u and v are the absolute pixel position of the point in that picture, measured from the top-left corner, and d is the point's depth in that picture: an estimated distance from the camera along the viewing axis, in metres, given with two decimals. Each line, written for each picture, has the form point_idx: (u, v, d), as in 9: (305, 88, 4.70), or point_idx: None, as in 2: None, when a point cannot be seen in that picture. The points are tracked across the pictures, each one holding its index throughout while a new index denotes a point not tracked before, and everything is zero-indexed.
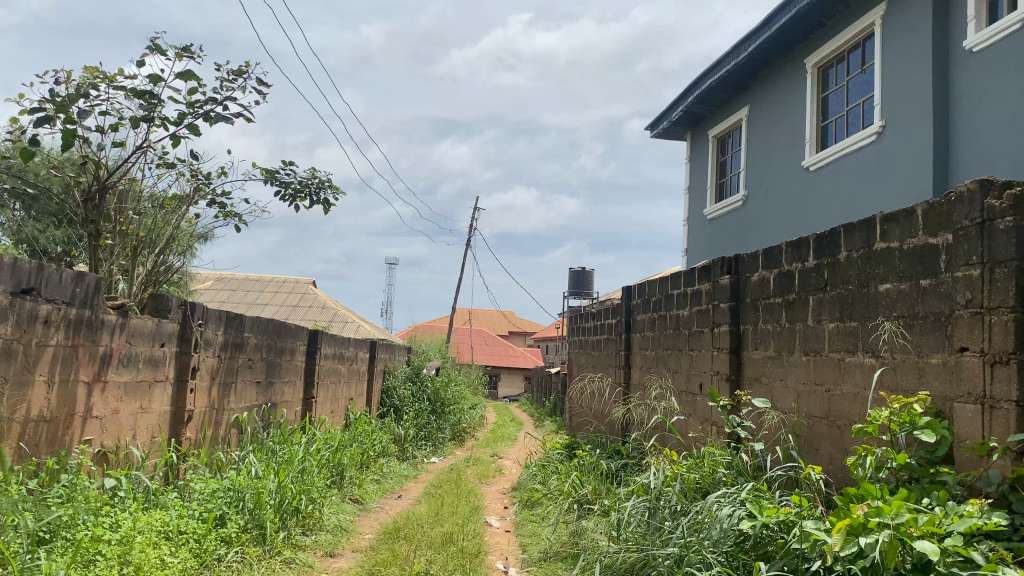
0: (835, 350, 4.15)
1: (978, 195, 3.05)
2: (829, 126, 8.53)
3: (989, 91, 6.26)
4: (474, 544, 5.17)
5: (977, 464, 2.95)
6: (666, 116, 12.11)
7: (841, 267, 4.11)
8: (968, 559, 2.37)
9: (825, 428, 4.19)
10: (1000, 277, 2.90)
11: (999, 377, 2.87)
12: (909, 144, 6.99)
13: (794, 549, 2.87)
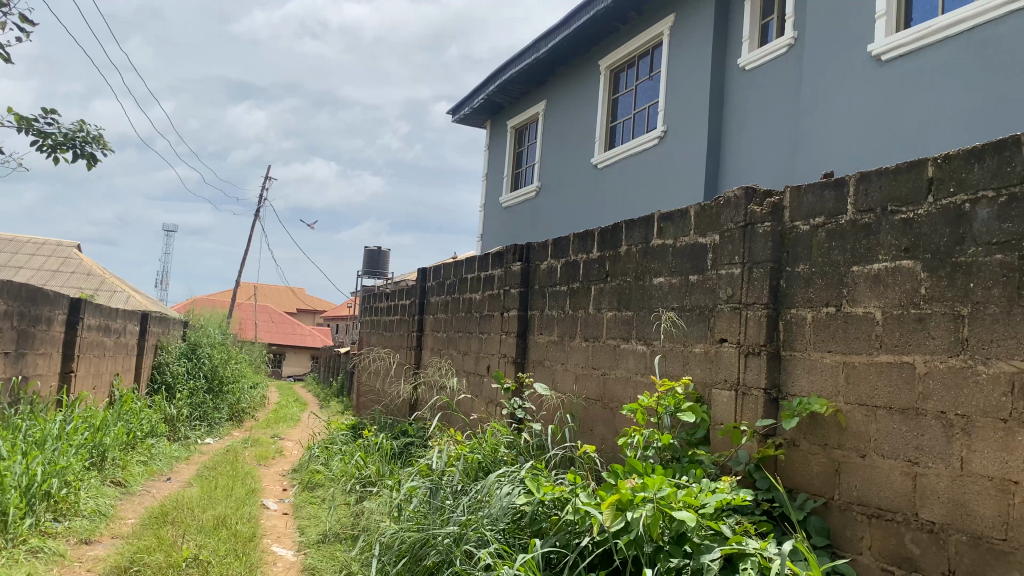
0: (612, 336, 4.39)
1: (743, 200, 3.36)
2: (618, 126, 9.01)
3: (756, 107, 6.88)
4: (248, 527, 4.98)
5: (729, 446, 3.26)
6: (466, 103, 12.20)
7: (621, 259, 4.36)
8: (717, 531, 2.61)
9: (599, 410, 4.44)
10: (757, 276, 3.20)
11: (751, 367, 3.18)
12: (687, 149, 7.54)
13: (566, 525, 3.02)
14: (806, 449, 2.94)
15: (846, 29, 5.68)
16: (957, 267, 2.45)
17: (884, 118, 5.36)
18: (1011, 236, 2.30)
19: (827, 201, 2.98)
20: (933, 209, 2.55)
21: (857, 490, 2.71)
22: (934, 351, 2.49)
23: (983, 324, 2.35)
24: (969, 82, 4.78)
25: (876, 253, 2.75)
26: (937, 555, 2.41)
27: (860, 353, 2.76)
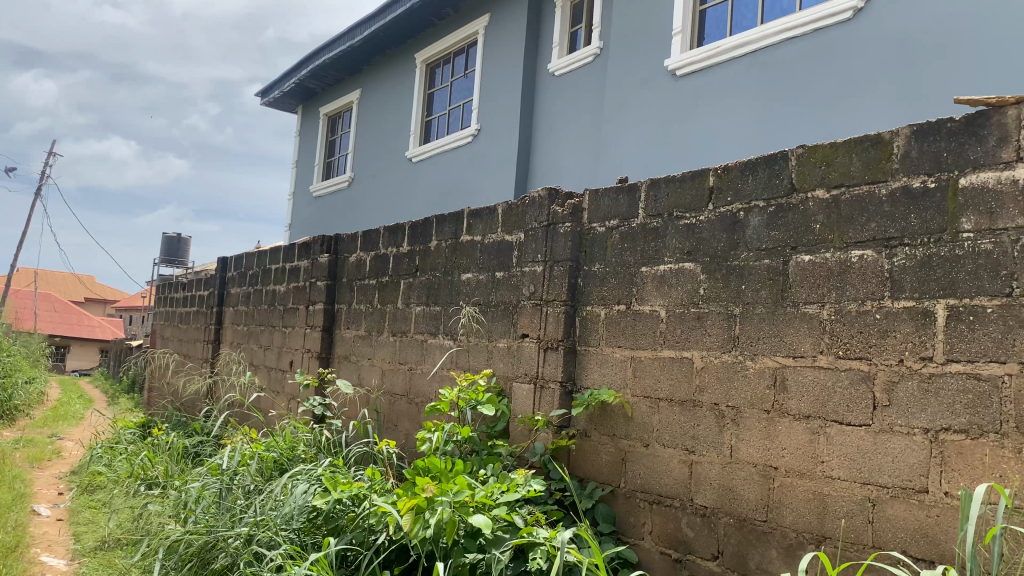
0: (419, 331, 4.38)
1: (546, 200, 3.45)
2: (432, 121, 9.02)
3: (564, 110, 7.11)
4: (12, 537, 4.51)
5: (526, 436, 3.36)
6: (276, 87, 11.72)
7: (431, 255, 4.36)
8: (510, 523, 2.66)
9: (404, 405, 4.42)
10: (556, 274, 3.31)
11: (549, 361, 3.27)
12: (498, 147, 7.67)
13: (363, 522, 2.96)
14: (596, 439, 3.08)
15: (646, 42, 5.99)
16: (732, 270, 2.65)
17: (677, 130, 5.71)
18: (777, 242, 2.52)
19: (621, 204, 3.12)
20: (714, 216, 2.74)
21: (640, 477, 2.87)
22: (710, 347, 2.68)
23: (753, 322, 2.55)
24: (754, 100, 5.18)
25: (662, 255, 2.91)
26: (708, 538, 2.60)
27: (647, 349, 2.92)
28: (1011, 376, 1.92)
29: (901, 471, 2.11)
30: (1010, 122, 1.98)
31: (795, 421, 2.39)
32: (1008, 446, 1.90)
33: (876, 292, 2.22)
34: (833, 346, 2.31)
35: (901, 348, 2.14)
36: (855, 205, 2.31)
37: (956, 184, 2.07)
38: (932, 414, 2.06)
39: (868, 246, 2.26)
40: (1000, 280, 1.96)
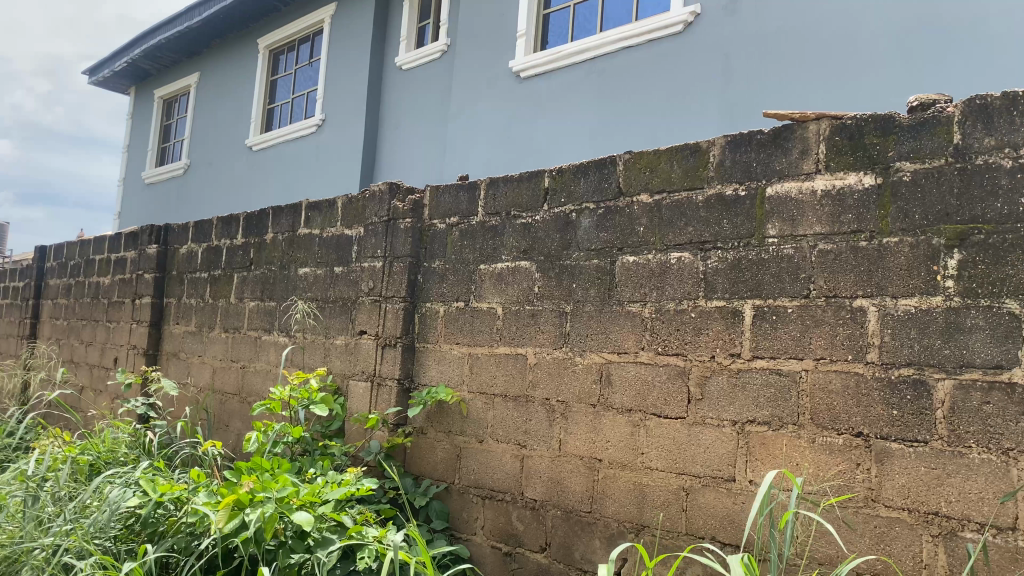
0: (252, 327, 4.23)
1: (386, 195, 3.41)
2: (275, 110, 8.72)
3: (411, 106, 7.06)
4: None
5: (362, 435, 3.32)
6: (105, 65, 10.95)
7: (267, 248, 4.21)
8: (338, 523, 2.62)
9: (236, 404, 4.25)
10: (395, 271, 3.28)
11: (386, 358, 3.24)
12: (344, 139, 7.52)
13: (184, 526, 2.82)
14: (432, 436, 3.08)
15: (492, 43, 6.05)
16: (564, 269, 2.72)
17: (521, 130, 5.80)
18: (606, 244, 2.60)
19: (461, 201, 3.14)
20: (548, 216, 2.80)
21: (474, 473, 2.90)
22: (543, 344, 2.74)
23: (582, 320, 2.62)
24: (594, 105, 5.33)
25: (500, 253, 2.95)
26: (537, 530, 2.66)
27: (483, 346, 2.95)
28: (808, 370, 2.07)
29: (712, 460, 2.23)
30: (812, 136, 2.14)
31: (618, 414, 2.48)
32: (803, 437, 2.06)
33: (692, 292, 2.34)
34: (654, 343, 2.42)
35: (713, 344, 2.27)
36: (675, 209, 2.42)
37: (764, 192, 2.22)
38: (740, 407, 2.19)
39: (686, 248, 2.38)
40: (799, 282, 2.11)
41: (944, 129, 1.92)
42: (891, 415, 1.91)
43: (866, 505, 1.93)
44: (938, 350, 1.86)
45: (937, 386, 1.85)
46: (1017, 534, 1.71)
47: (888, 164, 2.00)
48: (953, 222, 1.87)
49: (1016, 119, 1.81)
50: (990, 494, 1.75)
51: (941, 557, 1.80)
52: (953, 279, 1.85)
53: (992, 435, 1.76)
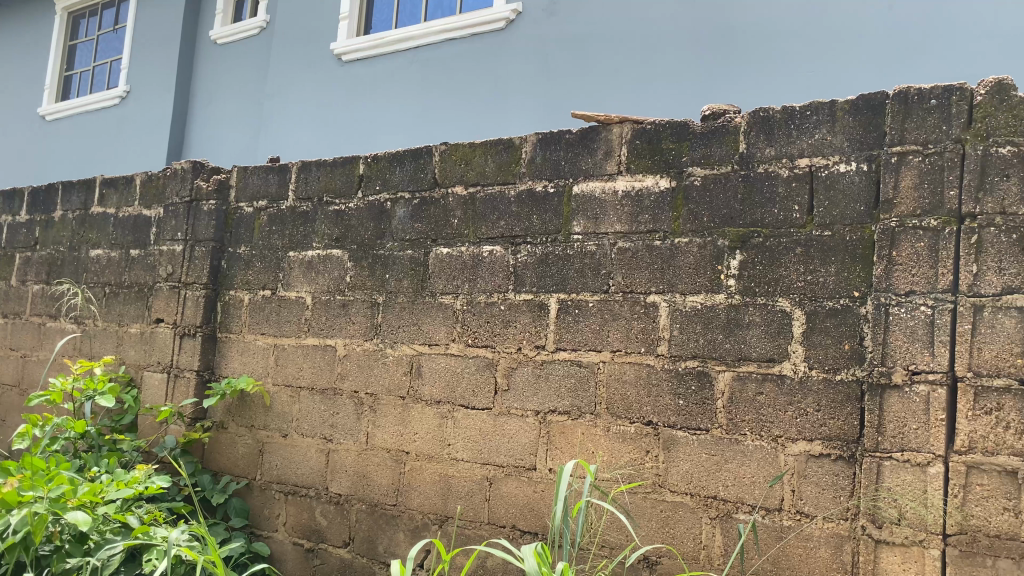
0: (36, 313, 3.86)
1: (189, 173, 3.21)
2: (73, 77, 8.02)
3: (225, 82, 6.72)
4: None
5: (157, 430, 3.11)
6: None
7: (54, 227, 3.86)
8: (123, 524, 2.44)
9: (15, 397, 3.87)
10: (197, 255, 3.10)
11: (185, 348, 3.06)
12: (151, 113, 7.04)
13: None
14: (233, 430, 2.94)
15: (314, 25, 5.86)
16: (376, 259, 2.65)
17: (341, 114, 5.67)
18: (420, 234, 2.57)
19: (271, 184, 3.01)
20: (361, 204, 2.73)
21: (277, 468, 2.80)
22: (353, 335, 2.67)
23: (393, 311, 2.58)
24: (415, 94, 5.29)
25: (310, 241, 2.85)
26: (340, 525, 2.61)
27: (289, 336, 2.84)
28: (605, 362, 2.14)
29: (515, 450, 2.27)
30: (615, 138, 2.22)
31: (427, 406, 2.46)
32: (599, 425, 2.13)
33: (502, 286, 2.36)
34: (464, 335, 2.42)
35: (520, 337, 2.30)
36: (487, 203, 2.43)
37: (571, 190, 2.27)
38: (542, 398, 2.24)
39: (498, 242, 2.39)
40: (600, 277, 2.18)
41: (732, 138, 2.04)
42: (678, 405, 2.02)
43: (654, 490, 2.02)
44: (719, 344, 1.98)
45: (718, 377, 1.97)
46: (782, 514, 1.85)
47: (681, 168, 2.11)
48: (736, 226, 2.00)
49: (792, 132, 1.94)
50: (760, 478, 1.88)
51: (718, 539, 1.92)
52: (734, 278, 1.98)
53: (764, 423, 1.89)
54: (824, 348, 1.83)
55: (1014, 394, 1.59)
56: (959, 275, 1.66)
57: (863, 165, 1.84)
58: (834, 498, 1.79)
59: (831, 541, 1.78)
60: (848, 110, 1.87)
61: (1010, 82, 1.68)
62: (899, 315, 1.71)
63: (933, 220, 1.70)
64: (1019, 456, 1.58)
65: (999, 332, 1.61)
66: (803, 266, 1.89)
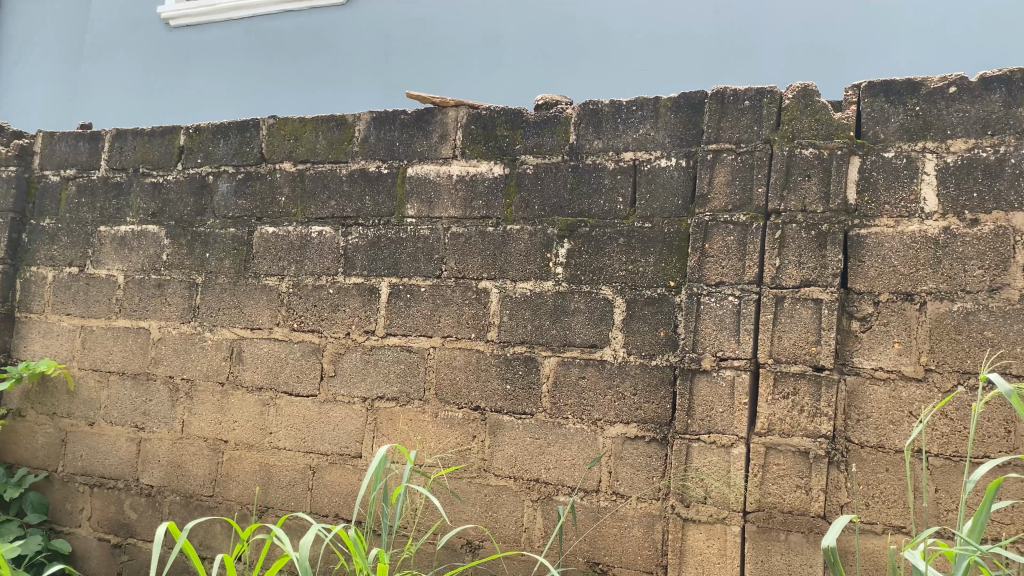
0: None
1: None
2: None
3: None
4: None
5: None
6: None
7: None
8: None
9: None
10: None
11: None
12: None
13: None
14: (32, 419, 2.70)
15: None
16: (196, 237, 2.50)
17: None
18: (244, 212, 2.44)
19: (80, 152, 2.76)
20: (181, 177, 2.56)
21: (82, 459, 2.60)
22: (169, 318, 2.51)
23: (214, 293, 2.44)
24: None
25: (124, 215, 2.64)
26: (152, 518, 2.46)
27: (98, 317, 2.63)
28: (435, 348, 2.12)
29: (340, 438, 2.22)
30: (450, 122, 2.18)
31: (248, 393, 2.35)
32: (428, 411, 2.11)
33: (331, 268, 2.27)
34: (289, 318, 2.32)
35: (348, 321, 2.23)
36: (316, 180, 2.33)
37: (404, 172, 2.21)
38: (370, 384, 2.19)
39: (327, 223, 2.30)
40: (432, 262, 2.14)
41: (563, 128, 2.06)
42: (505, 390, 2.03)
43: (478, 475, 2.03)
44: (546, 330, 2.00)
45: (544, 362, 1.99)
46: (600, 495, 1.90)
47: (515, 156, 2.10)
48: (565, 215, 2.02)
49: (619, 126, 1.99)
50: (580, 460, 1.93)
51: (539, 521, 1.96)
52: (562, 266, 2.00)
53: (585, 407, 1.94)
54: (641, 335, 1.90)
55: (808, 380, 1.70)
56: (764, 268, 1.75)
57: (683, 161, 1.91)
58: (647, 478, 1.86)
59: (644, 520, 1.86)
60: (670, 107, 1.94)
61: (815, 89, 1.79)
62: (710, 304, 1.79)
63: (741, 216, 1.79)
64: (811, 437, 1.69)
65: (797, 321, 1.72)
66: (625, 256, 1.94)
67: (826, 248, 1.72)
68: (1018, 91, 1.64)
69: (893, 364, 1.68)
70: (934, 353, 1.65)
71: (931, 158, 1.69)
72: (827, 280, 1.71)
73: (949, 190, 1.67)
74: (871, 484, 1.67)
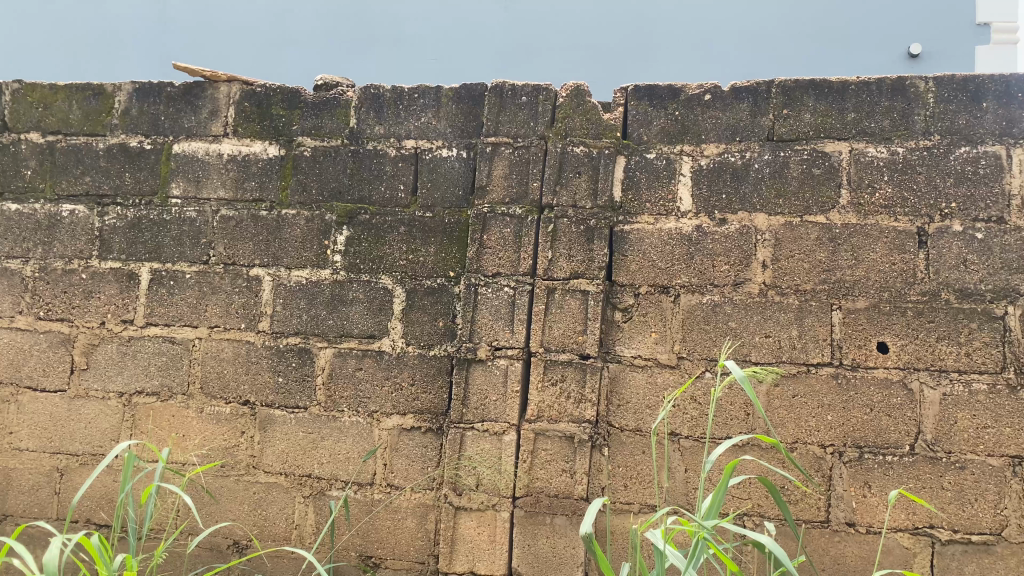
0: None
1: None
2: None
3: None
4: None
5: None
6: None
7: None
8: None
9: None
10: None
11: None
12: None
13: None
14: None
15: None
16: None
17: None
18: None
19: None
20: None
21: None
22: None
23: None
24: None
25: None
26: None
27: None
28: (201, 339, 1.99)
29: (93, 437, 2.03)
30: (222, 98, 2.05)
31: None
32: (192, 407, 1.99)
33: (84, 251, 2.07)
34: (34, 306, 2.09)
35: (103, 310, 2.05)
36: (69, 154, 2.11)
37: (170, 148, 2.06)
38: (127, 377, 2.02)
39: (80, 201, 2.09)
40: (200, 247, 2.01)
41: (342, 111, 2.00)
42: (277, 383, 1.94)
43: (247, 472, 1.94)
44: (322, 320, 1.94)
45: (319, 353, 1.93)
46: (373, 488, 1.88)
47: (291, 137, 2.01)
48: (343, 201, 1.97)
49: (400, 113, 1.96)
50: (354, 454, 1.89)
51: (311, 517, 1.90)
52: (339, 254, 1.95)
53: (360, 399, 1.90)
54: (419, 325, 1.89)
55: (575, 367, 1.76)
56: (537, 260, 1.80)
57: (463, 152, 1.92)
58: (422, 469, 1.86)
59: (417, 511, 1.85)
60: (451, 98, 1.94)
61: (586, 89, 1.86)
62: (486, 295, 1.80)
63: (518, 209, 1.83)
64: (577, 423, 1.75)
65: (566, 312, 1.77)
66: (405, 245, 1.92)
67: (593, 242, 1.79)
68: (762, 102, 1.80)
69: (650, 352, 1.78)
70: (686, 342, 1.77)
71: (687, 161, 1.82)
72: (593, 273, 1.78)
73: (702, 190, 1.80)
74: (630, 466, 1.77)
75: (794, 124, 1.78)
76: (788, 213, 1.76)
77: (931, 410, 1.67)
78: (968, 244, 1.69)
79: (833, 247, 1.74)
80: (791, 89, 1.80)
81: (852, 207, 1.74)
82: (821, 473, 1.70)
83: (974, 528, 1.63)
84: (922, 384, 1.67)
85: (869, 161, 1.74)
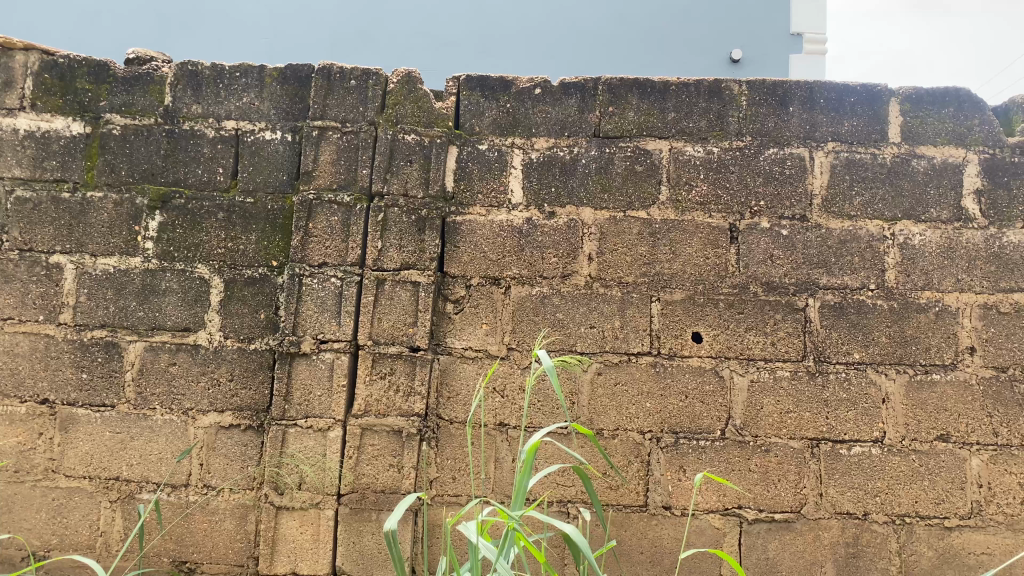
0: None
1: None
2: None
3: None
4: None
5: None
6: None
7: None
8: None
9: None
10: None
11: None
12: None
13: None
14: None
15: None
16: None
17: None
18: None
19: None
20: None
21: None
22: None
23: None
24: None
25: None
26: None
27: None
28: None
29: None
30: (17, 67, 1.87)
31: None
32: None
33: None
34: None
35: None
36: None
37: None
38: None
39: None
40: None
41: (156, 88, 1.87)
42: (80, 380, 1.80)
43: (45, 478, 1.79)
44: (131, 312, 1.81)
45: (128, 348, 1.80)
46: (188, 490, 1.78)
47: (98, 114, 1.86)
48: (156, 184, 1.85)
49: (219, 92, 1.86)
50: (167, 454, 1.78)
51: (118, 523, 1.78)
52: (151, 241, 1.83)
53: (174, 396, 1.79)
54: (239, 317, 1.80)
55: (404, 360, 1.74)
56: (366, 250, 1.75)
57: (288, 136, 1.85)
58: (241, 468, 1.77)
59: (235, 513, 1.77)
60: (275, 79, 1.86)
61: (417, 76, 1.83)
62: (312, 286, 1.74)
63: (346, 197, 1.77)
64: (405, 416, 1.73)
65: (396, 303, 1.74)
66: (224, 233, 1.83)
67: (424, 233, 1.77)
68: (589, 98, 1.84)
69: (480, 343, 1.78)
70: (515, 333, 1.78)
71: (517, 153, 1.83)
72: (424, 264, 1.76)
73: (532, 183, 1.82)
74: (458, 458, 1.76)
75: (618, 122, 1.84)
76: (612, 208, 1.81)
77: (741, 396, 1.76)
78: (774, 240, 1.80)
79: (653, 241, 1.80)
80: (616, 88, 1.85)
81: (671, 203, 1.81)
82: (640, 459, 1.76)
83: (777, 507, 1.74)
84: (732, 371, 1.77)
85: (687, 159, 1.82)
